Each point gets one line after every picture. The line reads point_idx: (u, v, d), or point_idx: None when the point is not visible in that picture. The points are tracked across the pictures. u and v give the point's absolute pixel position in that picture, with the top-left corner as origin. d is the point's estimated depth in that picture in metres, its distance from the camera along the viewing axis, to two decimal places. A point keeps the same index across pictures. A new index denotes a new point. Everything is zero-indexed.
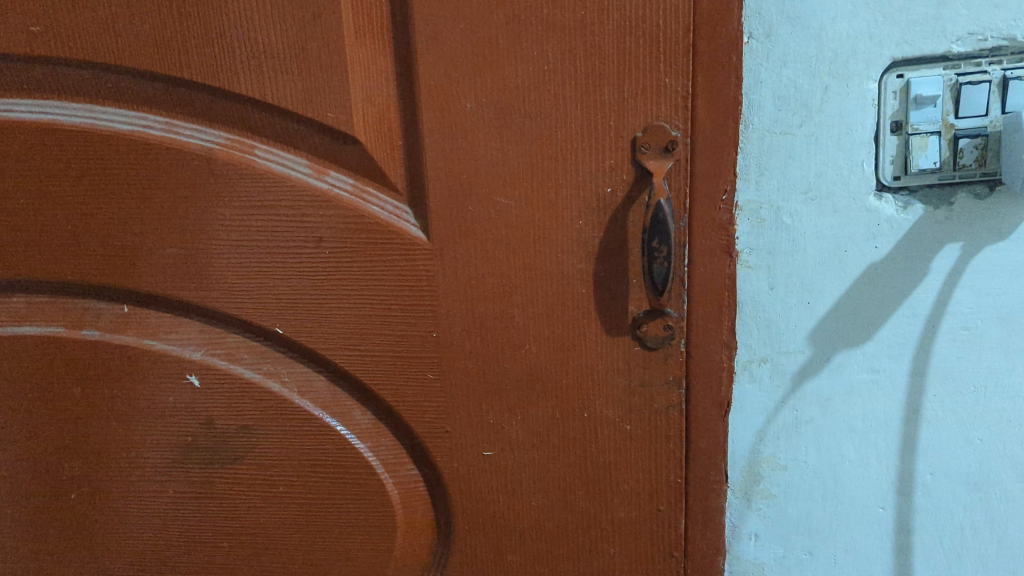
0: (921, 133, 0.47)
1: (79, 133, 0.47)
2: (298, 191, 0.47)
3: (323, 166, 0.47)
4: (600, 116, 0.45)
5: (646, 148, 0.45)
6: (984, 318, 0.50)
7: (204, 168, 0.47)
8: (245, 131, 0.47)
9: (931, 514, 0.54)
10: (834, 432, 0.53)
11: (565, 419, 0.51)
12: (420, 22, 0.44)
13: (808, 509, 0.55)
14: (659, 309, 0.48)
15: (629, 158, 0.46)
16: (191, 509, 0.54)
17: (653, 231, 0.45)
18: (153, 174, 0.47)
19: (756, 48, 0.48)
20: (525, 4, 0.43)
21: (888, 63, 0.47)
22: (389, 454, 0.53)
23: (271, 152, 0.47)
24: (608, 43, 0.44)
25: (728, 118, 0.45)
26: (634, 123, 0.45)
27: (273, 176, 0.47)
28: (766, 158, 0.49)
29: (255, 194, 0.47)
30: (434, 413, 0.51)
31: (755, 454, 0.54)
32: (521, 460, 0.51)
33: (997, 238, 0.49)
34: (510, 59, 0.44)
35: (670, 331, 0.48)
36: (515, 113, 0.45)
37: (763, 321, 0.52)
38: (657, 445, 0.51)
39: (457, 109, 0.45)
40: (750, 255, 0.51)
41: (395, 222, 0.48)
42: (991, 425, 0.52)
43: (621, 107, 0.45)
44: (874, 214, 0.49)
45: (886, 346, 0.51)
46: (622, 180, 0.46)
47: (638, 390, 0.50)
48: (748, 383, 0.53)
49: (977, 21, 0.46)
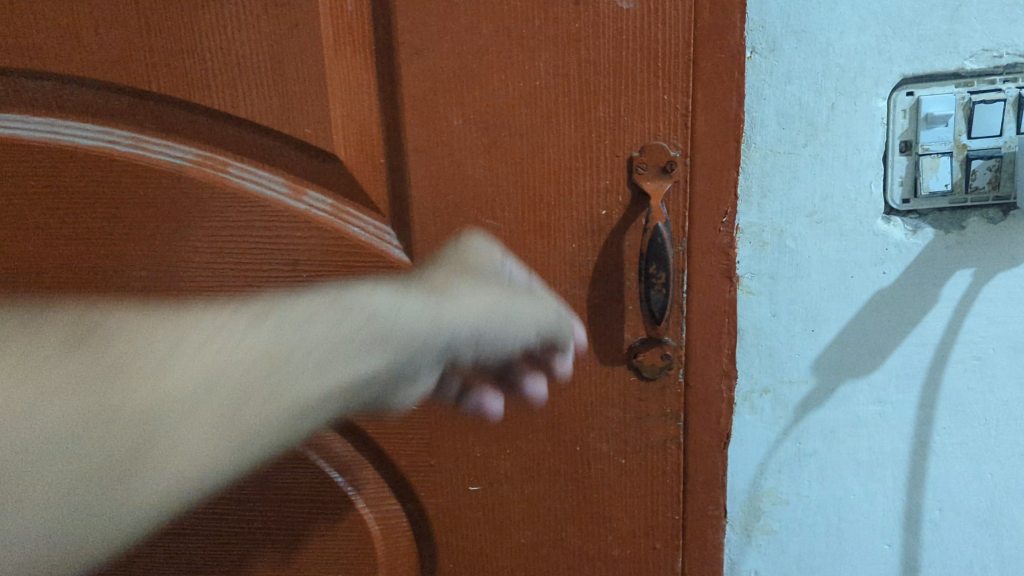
0: (931, 154, 0.45)
1: (40, 149, 0.44)
2: (274, 211, 0.44)
3: (301, 185, 0.44)
4: (595, 134, 0.43)
5: (643, 168, 0.43)
6: (996, 347, 0.48)
7: (174, 186, 0.44)
8: (216, 147, 0.44)
9: (938, 550, 0.51)
10: (838, 466, 0.51)
11: (559, 453, 0.48)
12: (403, 33, 0.41)
13: (811, 545, 0.52)
14: (656, 337, 0.45)
15: (625, 178, 0.43)
16: (158, 544, 0.52)
17: (649, 258, 0.43)
18: (119, 195, 0.45)
19: (758, 64, 0.45)
20: (515, 14, 0.41)
21: (897, 80, 0.45)
22: (372, 488, 0.50)
23: (244, 170, 0.44)
24: (604, 57, 0.41)
25: (729, 135, 0.43)
26: (631, 141, 0.43)
27: (247, 196, 0.44)
28: (768, 179, 0.47)
29: (228, 215, 0.45)
30: (417, 447, 0.49)
31: (755, 488, 0.52)
32: (511, 495, 0.49)
33: (1011, 265, 0.47)
34: (499, 73, 0.42)
35: (667, 361, 0.46)
36: (504, 130, 0.43)
37: (764, 349, 0.49)
38: (653, 480, 0.49)
39: (443, 125, 0.43)
40: (751, 280, 0.49)
41: (377, 243, 0.45)
42: (1003, 460, 0.49)
43: (617, 125, 0.42)
44: (882, 238, 0.47)
45: (893, 376, 0.49)
46: (618, 202, 0.44)
47: (634, 423, 0.48)
48: (748, 414, 0.51)
49: (992, 37, 0.44)
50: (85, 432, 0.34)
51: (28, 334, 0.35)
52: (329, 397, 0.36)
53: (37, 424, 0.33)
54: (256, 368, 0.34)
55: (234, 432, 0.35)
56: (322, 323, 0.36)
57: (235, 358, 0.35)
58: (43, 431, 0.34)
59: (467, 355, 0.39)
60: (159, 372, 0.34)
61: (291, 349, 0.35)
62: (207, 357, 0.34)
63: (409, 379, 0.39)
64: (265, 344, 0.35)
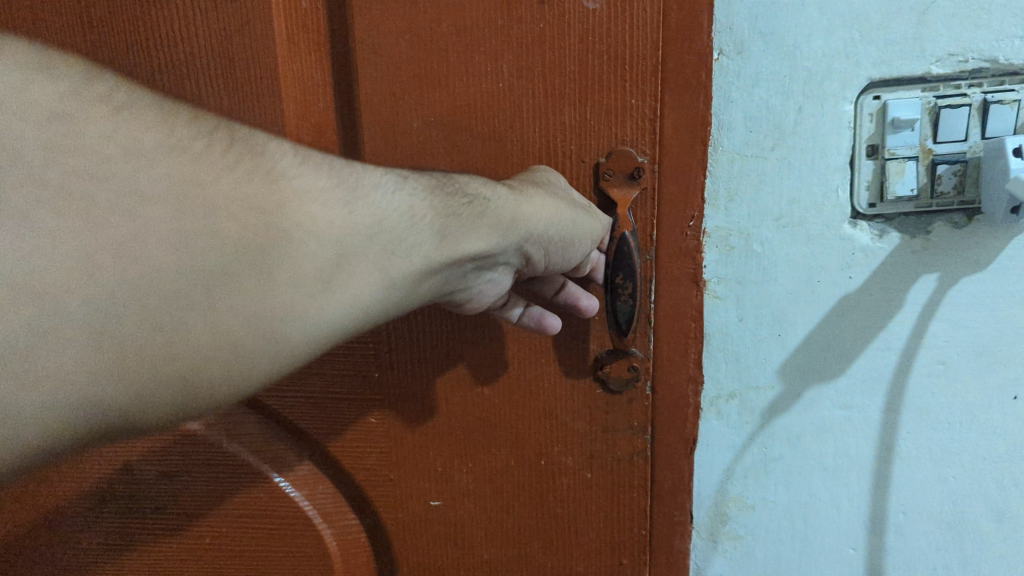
0: (898, 158, 0.45)
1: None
2: None
3: None
4: (568, 138, 0.45)
5: (610, 175, 0.45)
6: (961, 352, 0.48)
7: None
8: None
9: (902, 555, 0.51)
10: (804, 471, 0.50)
11: (524, 465, 0.51)
12: (364, 36, 0.45)
13: (776, 550, 0.52)
14: (622, 349, 0.48)
15: (592, 184, 0.46)
16: (127, 546, 0.57)
17: (617, 268, 0.45)
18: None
19: (726, 66, 0.45)
20: (477, 17, 0.43)
21: (864, 84, 0.44)
22: (328, 502, 0.54)
23: None
24: (570, 59, 0.43)
25: (695, 138, 0.44)
26: (597, 148, 0.45)
27: None
28: (735, 182, 0.47)
29: None
30: (377, 461, 0.53)
31: (721, 494, 0.51)
32: (475, 508, 0.53)
33: (975, 269, 0.47)
34: (462, 76, 0.45)
35: (635, 372, 0.49)
36: (469, 134, 0.46)
37: (731, 354, 0.49)
38: (619, 492, 0.51)
39: (404, 128, 0.46)
40: (718, 284, 0.48)
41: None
42: (966, 464, 0.50)
43: (582, 129, 0.45)
44: (848, 242, 0.47)
45: (859, 381, 0.49)
46: None
47: (600, 435, 0.50)
48: (715, 420, 0.50)
49: (958, 42, 0.43)
50: (245, 257, 0.30)
51: (119, 143, 0.29)
52: (437, 270, 0.38)
53: (182, 251, 0.29)
54: (373, 232, 0.34)
55: (376, 268, 0.34)
56: (424, 198, 0.38)
57: (371, 222, 0.34)
58: (183, 266, 0.29)
59: (533, 250, 0.42)
60: (309, 211, 0.32)
61: (425, 215, 0.37)
62: (358, 209, 0.34)
63: (489, 265, 0.41)
64: (407, 208, 0.37)
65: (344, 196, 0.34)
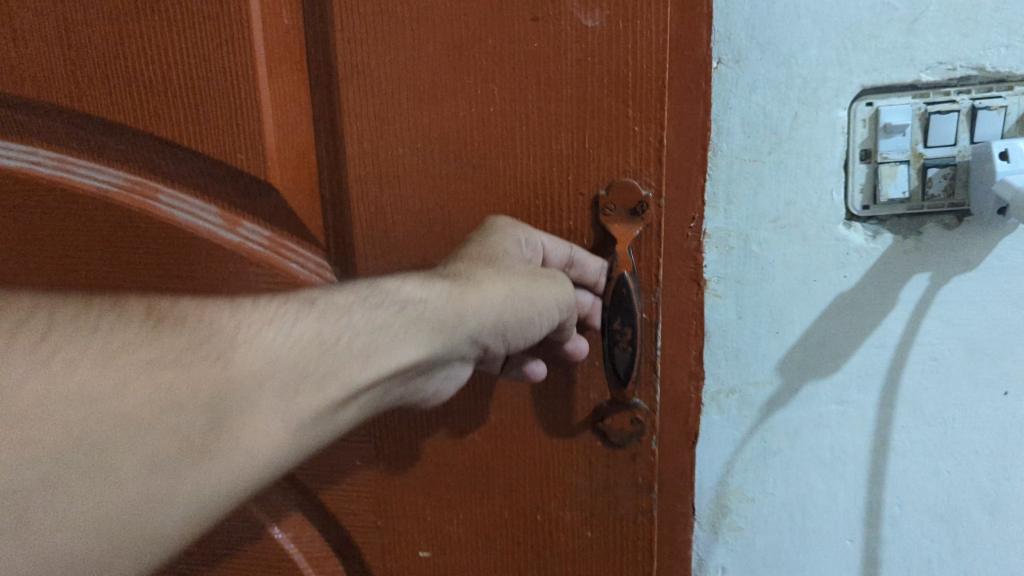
0: (890, 162, 0.47)
1: (51, 183, 0.50)
2: (206, 240, 0.48)
3: (235, 218, 0.48)
4: (572, 154, 0.44)
5: (611, 209, 0.45)
6: (952, 349, 0.50)
7: (111, 210, 0.49)
8: (151, 175, 0.48)
9: (898, 546, 0.53)
10: (802, 465, 0.52)
11: (521, 521, 0.51)
12: (358, 50, 0.44)
13: (776, 541, 0.54)
14: (623, 400, 0.48)
15: (590, 219, 0.46)
16: None
17: (616, 312, 0.46)
18: (103, 227, 0.50)
19: (725, 74, 0.47)
20: (472, 33, 0.43)
21: (857, 91, 0.46)
22: (314, 547, 0.56)
23: (174, 199, 0.48)
24: (570, 81, 0.43)
25: (695, 144, 0.46)
26: (597, 179, 0.45)
27: (175, 222, 0.48)
28: (734, 185, 0.49)
29: (169, 239, 0.49)
30: (366, 510, 0.53)
31: (722, 487, 0.53)
32: (464, 564, 0.52)
33: (966, 269, 0.48)
34: (457, 100, 0.44)
35: (637, 426, 0.48)
36: (461, 161, 0.45)
37: (730, 351, 0.51)
38: (619, 553, 0.50)
39: (392, 154, 0.46)
40: (717, 283, 0.50)
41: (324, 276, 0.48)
42: (958, 457, 0.51)
43: (580, 159, 0.44)
44: (842, 243, 0.49)
45: (854, 377, 0.51)
46: (583, 242, 0.46)
47: (601, 491, 0.49)
48: (715, 415, 0.52)
49: (947, 51, 0.46)
50: (119, 427, 0.27)
51: None
52: (364, 389, 0.36)
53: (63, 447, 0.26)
54: (275, 361, 0.32)
55: (287, 406, 0.32)
56: (334, 320, 0.35)
57: (264, 361, 0.32)
58: (56, 458, 0.25)
59: (485, 336, 0.42)
60: (185, 372, 0.29)
61: (336, 340, 0.35)
62: (253, 354, 0.32)
63: (437, 360, 0.40)
64: (313, 334, 0.34)
65: (218, 343, 0.31)
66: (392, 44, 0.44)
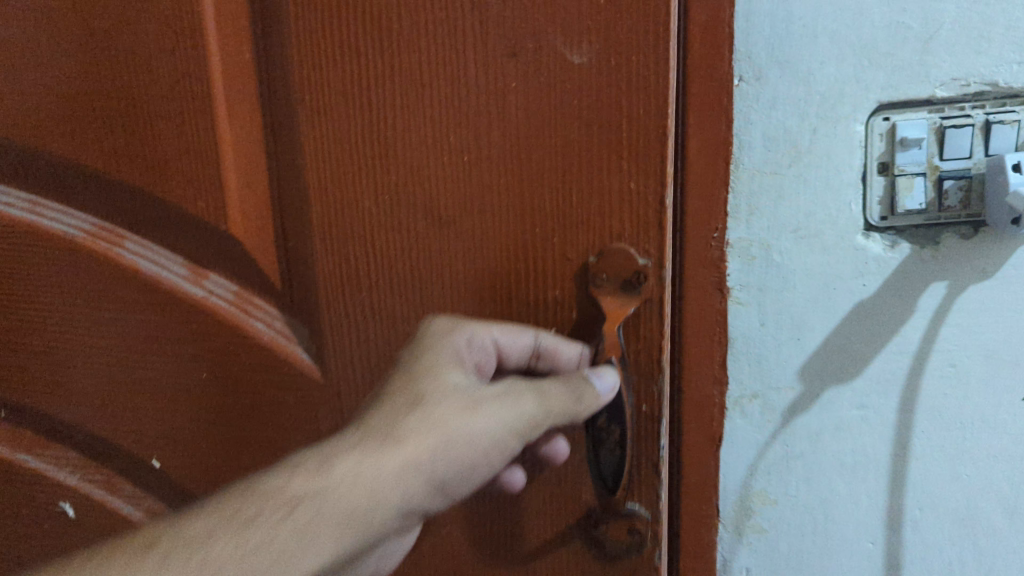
0: (907, 174, 0.49)
1: (45, 232, 0.54)
2: (175, 294, 0.51)
3: (202, 273, 0.51)
4: (553, 208, 0.42)
5: (601, 279, 0.42)
6: (971, 355, 0.51)
7: (88, 257, 0.53)
8: (129, 230, 0.52)
9: (919, 549, 0.54)
10: (823, 469, 0.54)
11: None
12: (369, 83, 0.43)
13: (799, 543, 0.55)
14: (621, 511, 0.45)
15: (577, 289, 0.44)
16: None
17: (603, 408, 0.43)
18: (79, 276, 0.54)
19: (746, 91, 0.50)
20: (471, 73, 0.42)
21: (874, 106, 0.48)
22: None
23: (142, 249, 0.52)
24: (569, 128, 0.41)
25: (718, 156, 0.48)
26: (586, 247, 0.43)
27: (141, 271, 0.52)
28: (756, 197, 0.51)
29: (142, 291, 0.52)
30: None
31: (745, 489, 0.55)
32: None
33: (982, 278, 0.50)
34: (446, 154, 0.43)
35: (635, 535, 0.45)
36: (444, 224, 0.44)
37: (753, 357, 0.53)
38: None
39: (371, 213, 0.45)
40: (740, 291, 0.52)
41: (283, 345, 0.50)
42: (978, 462, 0.53)
43: (567, 224, 0.42)
44: (861, 253, 0.50)
45: (874, 383, 0.52)
46: (569, 311, 0.44)
47: None
48: (739, 418, 0.54)
49: (961, 67, 0.47)
50: None
51: None
52: None
53: None
54: None
55: None
56: (215, 549, 0.34)
57: None
58: None
59: (429, 498, 0.40)
60: None
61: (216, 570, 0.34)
62: None
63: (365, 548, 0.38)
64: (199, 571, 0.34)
65: (163, 541, 0.35)
66: (387, 84, 0.43)
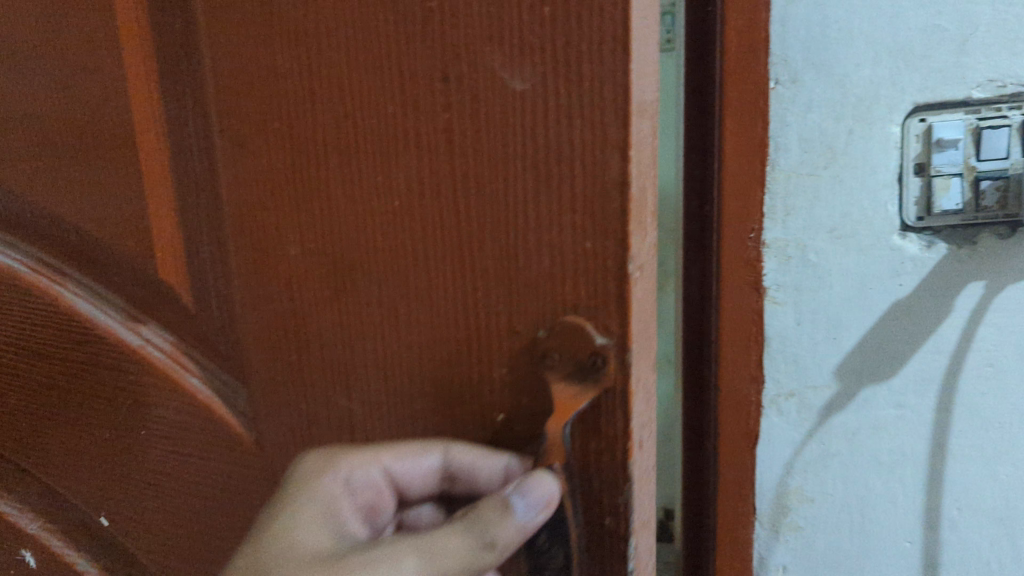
0: (943, 175, 0.50)
1: None
2: (109, 341, 0.40)
3: (137, 320, 0.40)
4: (472, 268, 0.28)
5: (551, 354, 0.27)
6: (1010, 355, 0.51)
7: (18, 290, 0.42)
8: (59, 257, 0.41)
9: (957, 549, 0.55)
10: (861, 468, 0.54)
11: None
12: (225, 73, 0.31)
13: (836, 542, 0.56)
14: None
15: (524, 363, 0.28)
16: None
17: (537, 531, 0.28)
18: (13, 308, 0.43)
19: (782, 93, 0.50)
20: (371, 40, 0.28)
21: (910, 108, 0.49)
22: None
23: (80, 287, 0.41)
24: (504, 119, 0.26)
25: (755, 160, 0.51)
26: (535, 307, 0.27)
27: (75, 313, 0.41)
28: (792, 198, 0.51)
29: (68, 335, 0.41)
30: None
31: (782, 486, 0.56)
32: None
33: (1021, 277, 0.50)
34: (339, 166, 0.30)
35: None
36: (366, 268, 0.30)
37: (789, 356, 0.54)
38: None
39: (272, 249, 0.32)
40: (777, 291, 0.53)
41: (220, 405, 0.37)
42: (1018, 463, 0.52)
43: (514, 267, 0.27)
44: (897, 252, 0.51)
45: (911, 381, 0.52)
46: (516, 395, 0.28)
47: None
48: (776, 417, 0.55)
49: (998, 68, 0.48)
50: None
51: None
52: None
53: None
54: None
55: None
56: None
57: None
58: None
59: None
60: None
61: None
62: None
63: None
64: None
65: None
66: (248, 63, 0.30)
